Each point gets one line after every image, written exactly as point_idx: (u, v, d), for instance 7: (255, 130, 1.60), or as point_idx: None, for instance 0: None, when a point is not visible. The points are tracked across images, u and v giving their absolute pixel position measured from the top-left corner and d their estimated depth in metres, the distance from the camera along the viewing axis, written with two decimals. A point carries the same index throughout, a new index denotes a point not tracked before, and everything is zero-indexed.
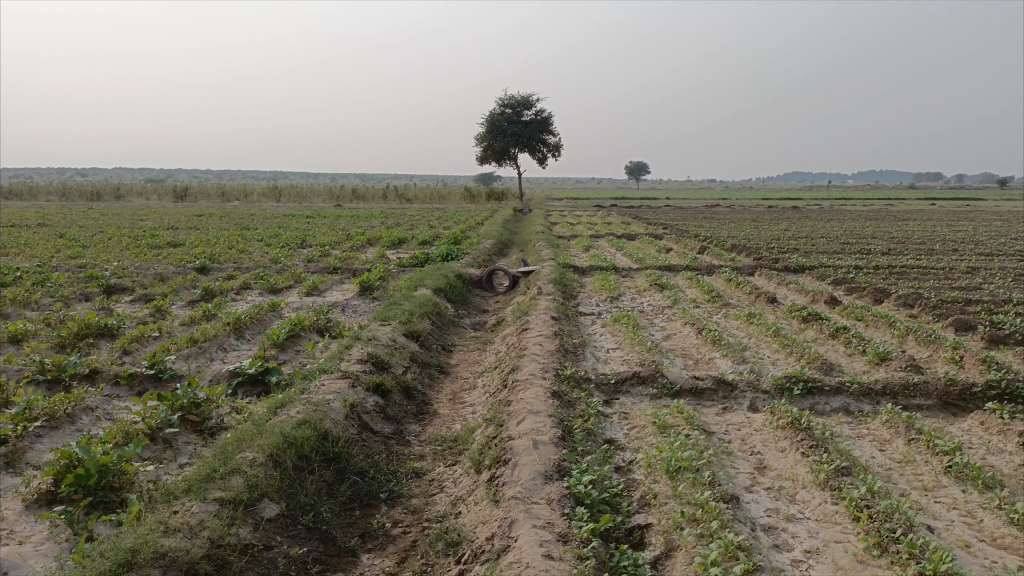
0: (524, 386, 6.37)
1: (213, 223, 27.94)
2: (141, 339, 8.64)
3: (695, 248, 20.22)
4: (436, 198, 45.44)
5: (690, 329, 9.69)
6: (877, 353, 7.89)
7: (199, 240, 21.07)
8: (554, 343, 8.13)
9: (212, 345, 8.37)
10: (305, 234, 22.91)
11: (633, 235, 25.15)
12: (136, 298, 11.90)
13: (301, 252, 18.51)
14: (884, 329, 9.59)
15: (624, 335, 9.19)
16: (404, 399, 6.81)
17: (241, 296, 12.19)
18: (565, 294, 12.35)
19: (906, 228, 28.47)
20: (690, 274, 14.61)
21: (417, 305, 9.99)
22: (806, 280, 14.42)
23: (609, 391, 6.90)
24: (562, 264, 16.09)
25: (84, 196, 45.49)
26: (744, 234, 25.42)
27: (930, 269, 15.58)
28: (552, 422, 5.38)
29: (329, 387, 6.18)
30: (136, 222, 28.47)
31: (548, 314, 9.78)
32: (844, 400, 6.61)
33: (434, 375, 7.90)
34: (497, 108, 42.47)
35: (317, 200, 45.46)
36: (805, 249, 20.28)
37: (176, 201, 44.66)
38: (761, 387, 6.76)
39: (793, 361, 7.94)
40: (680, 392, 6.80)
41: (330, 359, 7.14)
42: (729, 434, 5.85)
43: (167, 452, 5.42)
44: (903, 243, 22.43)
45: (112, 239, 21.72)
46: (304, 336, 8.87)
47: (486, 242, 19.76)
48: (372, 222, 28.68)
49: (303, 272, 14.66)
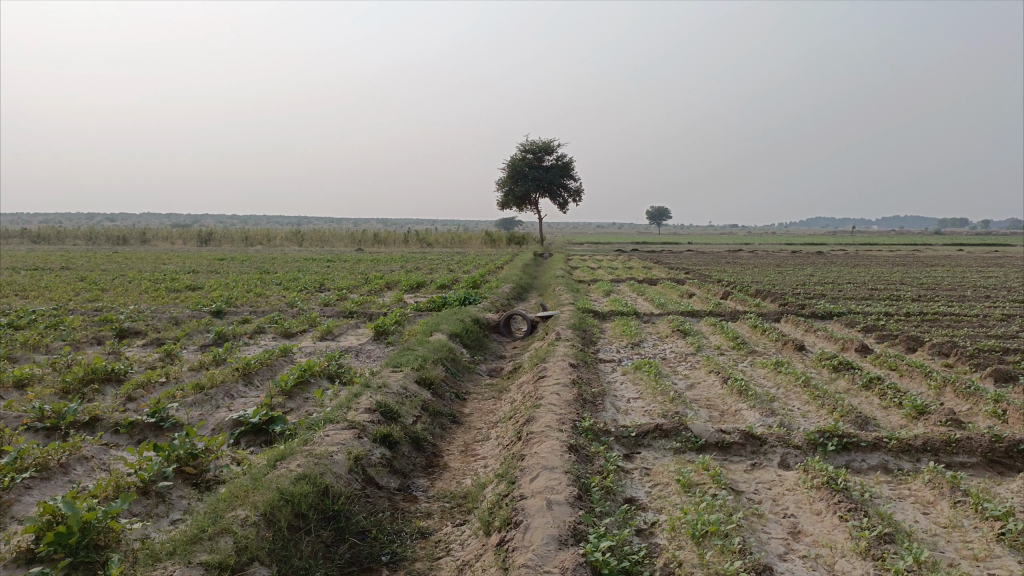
0: (538, 439, 6.02)
1: (234, 266, 28.03)
2: (147, 385, 8.42)
3: (717, 293, 19.86)
4: (457, 242, 45.47)
5: (714, 378, 9.30)
6: (915, 406, 7.45)
7: (218, 283, 21.04)
8: (572, 392, 7.79)
9: (219, 392, 8.11)
10: (324, 278, 22.83)
11: (655, 279, 24.82)
12: (148, 342, 11.75)
13: (318, 296, 18.38)
14: (919, 380, 9.14)
15: (646, 384, 8.82)
16: (414, 451, 6.48)
17: (254, 340, 12.00)
18: (585, 340, 12.03)
19: (934, 274, 27.88)
20: (713, 321, 14.23)
21: (431, 351, 9.70)
22: (834, 326, 13.99)
23: (629, 444, 6.53)
24: (582, 309, 15.79)
25: (111, 240, 46.07)
26: (768, 280, 24.98)
27: (963, 317, 15.07)
28: (567, 479, 5.02)
29: (333, 438, 5.87)
30: (159, 265, 28.65)
31: (566, 361, 9.44)
32: (881, 457, 6.19)
33: (446, 425, 7.57)
34: (518, 153, 42.68)
35: (339, 244, 45.69)
36: (832, 294, 19.83)
37: (200, 245, 45.11)
38: (792, 442, 6.35)
39: (825, 414, 7.52)
40: (705, 447, 6.42)
41: (337, 408, 6.84)
42: (758, 494, 5.45)
43: (160, 507, 5.12)
44: (933, 289, 21.88)
45: (133, 282, 21.77)
46: (314, 383, 8.60)
47: (505, 286, 19.53)
48: (392, 266, 28.63)
49: (319, 316, 14.48)
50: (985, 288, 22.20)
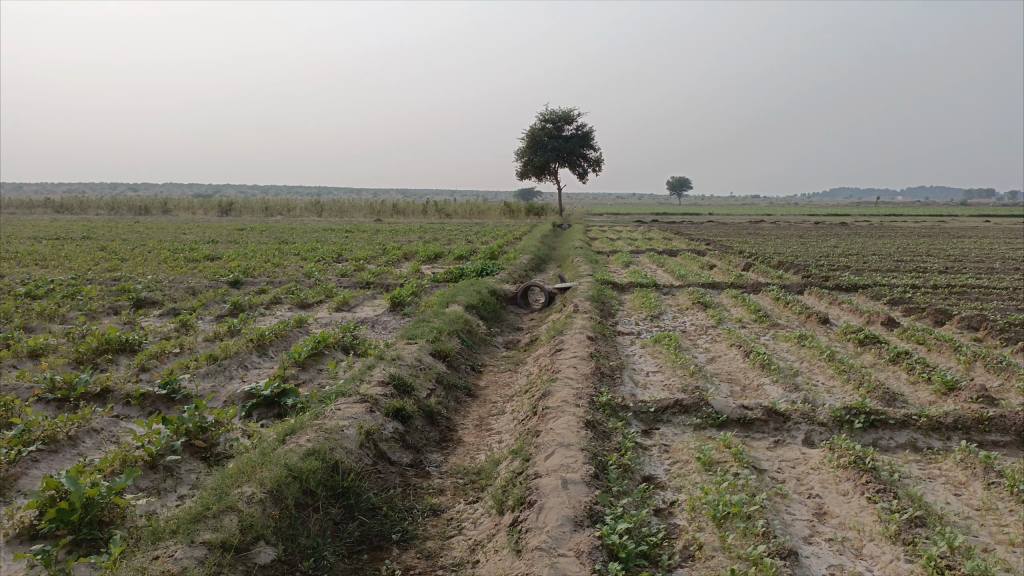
0: (555, 415, 5.85)
1: (253, 237, 28.00)
2: (161, 356, 8.36)
3: (739, 264, 19.54)
4: (476, 213, 45.20)
5: (736, 351, 9.08)
6: (945, 382, 7.19)
7: (236, 253, 21.01)
8: (590, 366, 7.62)
9: (232, 363, 8.02)
10: (342, 248, 22.74)
11: (676, 250, 24.49)
12: (165, 312, 11.71)
13: (336, 266, 18.28)
14: (948, 354, 8.87)
15: (666, 358, 8.62)
16: (427, 426, 6.35)
17: (270, 310, 11.92)
18: (603, 312, 11.83)
19: (962, 245, 27.29)
20: (735, 292, 13.97)
21: (447, 323, 9.55)
22: (859, 299, 13.68)
23: (648, 420, 6.35)
24: (601, 281, 15.56)
25: (132, 211, 46.23)
26: (791, 251, 24.57)
27: (993, 289, 14.67)
28: (584, 457, 4.85)
29: (345, 412, 5.74)
30: (178, 235, 28.72)
31: (584, 333, 9.26)
32: (911, 435, 5.97)
33: (461, 398, 7.44)
34: (537, 123, 42.20)
35: (358, 214, 45.56)
36: (857, 266, 19.43)
37: (220, 215, 45.18)
38: (817, 419, 6.14)
39: (850, 389, 7.28)
40: (727, 423, 6.23)
41: (350, 381, 6.72)
42: (782, 473, 5.27)
43: (167, 482, 5.04)
44: (961, 261, 21.40)
45: (152, 252, 21.79)
46: (328, 354, 8.49)
47: (523, 257, 19.32)
48: (411, 236, 28.48)
49: (335, 287, 14.38)
50: (1016, 260, 21.69)
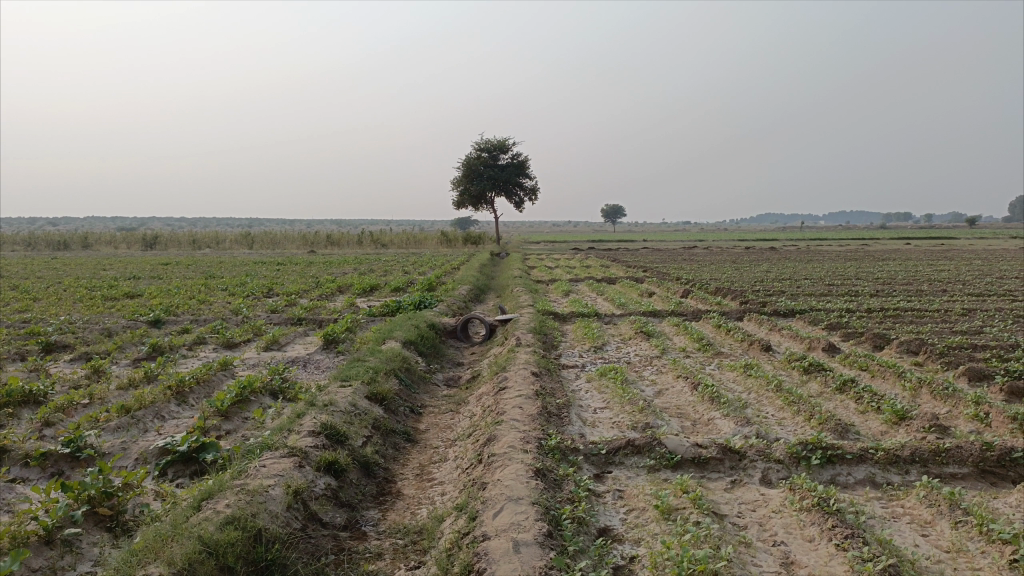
0: (501, 463, 5.44)
1: (178, 272, 26.84)
2: (68, 409, 7.63)
3: (678, 291, 19.55)
4: (412, 243, 44.64)
5: (683, 383, 8.84)
6: (895, 411, 7.08)
7: (159, 290, 20.00)
8: (535, 405, 7.24)
9: (147, 415, 7.38)
10: (273, 282, 21.94)
11: (614, 278, 24.45)
12: (76, 357, 10.87)
13: (266, 302, 17.52)
14: (893, 380, 8.81)
15: (613, 393, 8.31)
16: (363, 479, 5.86)
17: (193, 352, 11.21)
18: (546, 344, 11.50)
19: (887, 268, 28.14)
20: (676, 320, 13.85)
21: (383, 361, 9.06)
22: (798, 324, 13.71)
23: (600, 463, 6.00)
24: (542, 311, 15.26)
25: (51, 245, 44.10)
26: (727, 276, 24.81)
27: (925, 312, 14.95)
28: (536, 513, 4.45)
29: (271, 468, 5.21)
30: (98, 271, 27.36)
31: (528, 369, 8.89)
32: (868, 470, 5.78)
33: (399, 445, 6.96)
34: (472, 153, 42.10)
35: (291, 246, 44.46)
36: (791, 291, 19.66)
37: (145, 249, 43.46)
38: (773, 455, 5.90)
39: (802, 422, 7.09)
40: (681, 464, 5.92)
41: (277, 432, 6.18)
42: (743, 518, 4.97)
43: (66, 558, 4.42)
44: (890, 283, 21.92)
45: (68, 291, 20.56)
46: (254, 401, 7.91)
47: (461, 288, 18.90)
48: (345, 268, 27.76)
49: (264, 324, 13.69)
50: (940, 282, 22.36)
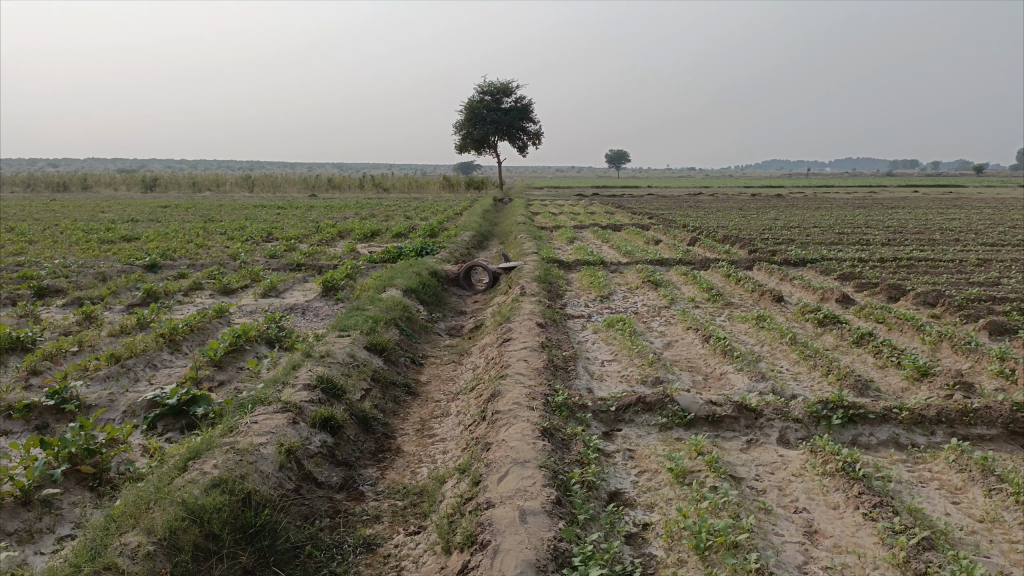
0: (506, 422, 5.15)
1: (177, 215, 26.42)
2: (56, 357, 7.36)
3: (685, 239, 19.15)
4: (414, 187, 44.02)
5: (694, 335, 8.53)
6: (917, 367, 6.79)
7: (156, 233, 19.62)
8: (541, 358, 6.95)
9: (138, 364, 7.11)
10: (272, 226, 21.53)
11: (620, 225, 24.02)
12: (68, 302, 10.56)
13: (264, 246, 17.17)
14: (911, 333, 8.52)
15: (621, 345, 8.01)
16: (361, 435, 5.59)
17: (189, 298, 10.91)
18: (551, 294, 11.19)
19: (898, 216, 27.65)
20: (685, 269, 13.49)
21: (383, 310, 8.75)
22: (810, 274, 13.37)
23: (609, 421, 5.73)
24: (546, 258, 14.90)
25: (50, 187, 43.57)
26: (734, 224, 24.31)
27: (939, 262, 14.54)
28: (543, 478, 4.18)
29: (263, 425, 4.93)
30: (96, 214, 26.91)
31: (533, 319, 8.59)
32: (892, 431, 5.50)
33: (399, 398, 6.69)
34: (475, 95, 41.14)
35: (292, 189, 43.87)
36: (801, 239, 19.27)
37: (145, 191, 42.90)
38: (792, 414, 5.60)
39: (819, 377, 6.81)
40: (695, 422, 5.64)
41: (271, 385, 5.89)
42: (761, 481, 4.69)
43: (45, 520, 4.17)
44: (902, 232, 21.50)
45: (64, 233, 20.18)
46: (249, 350, 7.62)
47: (464, 234, 18.49)
48: (346, 213, 27.30)
49: (262, 270, 13.36)
50: (952, 231, 21.94)
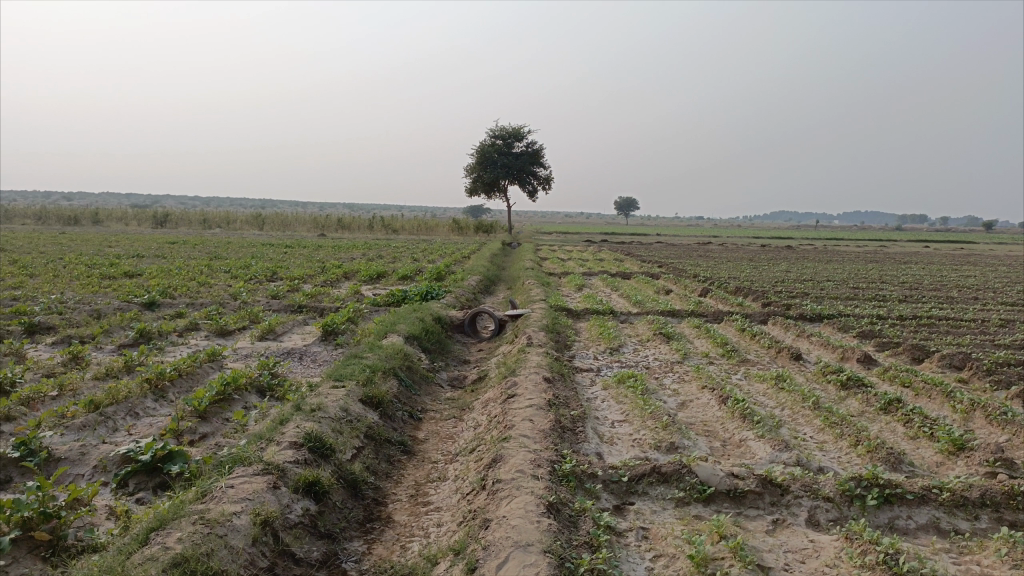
0: (507, 495, 4.67)
1: (184, 251, 26.19)
2: (33, 402, 6.90)
3: (696, 289, 18.73)
4: (424, 229, 43.87)
5: (709, 395, 8.04)
6: (952, 439, 6.29)
7: (159, 270, 19.31)
8: (548, 418, 6.47)
9: (119, 412, 6.67)
10: (277, 265, 21.22)
11: (629, 273, 23.63)
12: (58, 340, 10.14)
13: (267, 286, 16.80)
14: (940, 400, 8.01)
15: (632, 404, 7.53)
16: (348, 502, 5.12)
17: (182, 339, 10.49)
18: (558, 344, 10.73)
19: (912, 271, 27.24)
20: (697, 322, 13.03)
21: (382, 359, 8.30)
22: (827, 330, 12.89)
23: (620, 493, 5.24)
24: (554, 306, 14.47)
25: (61, 220, 43.57)
26: (745, 275, 23.91)
27: (960, 322, 14.06)
28: (548, 568, 3.70)
29: (240, 490, 4.46)
30: (103, 248, 26.74)
31: (540, 373, 8.12)
32: (932, 514, 5.01)
33: (394, 458, 6.22)
34: (486, 139, 41.25)
35: (302, 228, 43.75)
36: (816, 293, 18.82)
37: (155, 227, 42.86)
38: (822, 492, 5.11)
39: (847, 448, 6.31)
40: (715, 498, 5.14)
41: (255, 442, 5.43)
42: (791, 572, 4.20)
43: None
44: (918, 288, 21.04)
45: (66, 267, 19.87)
46: (238, 399, 7.16)
47: (471, 279, 18.08)
48: (353, 253, 27.05)
49: (261, 311, 12.96)
50: (970, 288, 21.48)
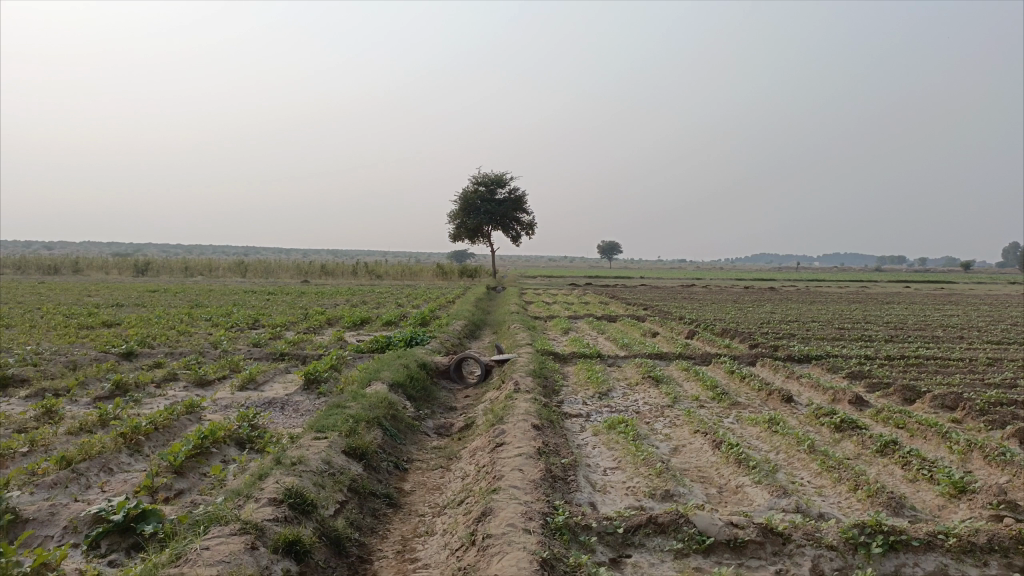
0: (500, 552, 4.46)
1: (165, 300, 25.86)
2: (2, 459, 6.61)
3: (682, 332, 18.64)
4: (408, 275, 43.74)
5: (703, 439, 7.86)
6: (952, 482, 6.15)
7: (138, 319, 18.98)
8: (539, 467, 6.27)
9: (91, 468, 6.39)
10: (260, 313, 20.94)
11: (614, 316, 23.55)
12: (31, 393, 9.83)
13: (248, 334, 16.53)
14: (935, 441, 7.88)
15: (624, 451, 7.34)
16: (331, 560, 4.87)
17: (161, 390, 10.20)
18: (546, 389, 10.55)
19: (896, 311, 27.36)
20: (685, 365, 12.89)
21: (366, 407, 8.07)
22: (816, 371, 12.79)
23: (616, 545, 5.03)
24: (541, 351, 14.30)
25: (40, 269, 43.06)
26: (730, 317, 23.89)
27: (948, 361, 14.02)
28: None
29: (216, 551, 4.22)
30: (81, 298, 26.36)
31: (529, 420, 7.92)
32: (939, 561, 4.84)
33: (379, 512, 5.98)
34: (470, 185, 41.47)
35: (285, 275, 43.50)
36: (802, 334, 18.77)
37: (135, 276, 42.45)
38: (825, 540, 4.93)
39: (847, 493, 6.14)
40: (714, 549, 4.94)
41: (234, 498, 5.19)
42: None
43: None
44: (903, 328, 21.08)
45: (43, 318, 19.51)
46: (216, 453, 6.90)
47: (456, 324, 17.88)
48: (337, 300, 26.83)
49: (242, 360, 12.69)
50: (954, 327, 21.54)
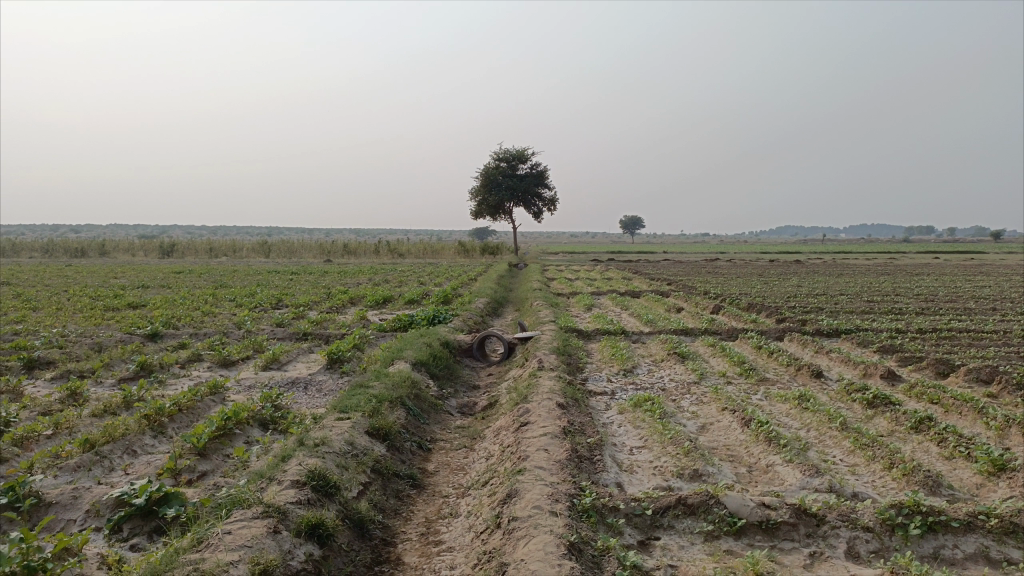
0: (525, 536, 4.36)
1: (189, 280, 26.01)
2: (27, 442, 6.62)
3: (707, 307, 18.40)
4: (430, 252, 43.69)
5: (731, 417, 7.70)
6: (991, 459, 5.95)
7: (163, 300, 19.09)
8: (564, 447, 6.15)
9: (115, 451, 6.38)
10: (283, 292, 20.98)
11: (638, 291, 23.32)
12: (57, 375, 9.89)
13: (272, 314, 16.55)
14: (972, 416, 7.66)
15: (651, 429, 7.21)
16: (355, 544, 4.81)
17: (184, 372, 10.22)
18: (570, 367, 10.43)
19: (925, 283, 26.84)
20: (711, 340, 12.70)
21: (389, 387, 7.99)
22: (845, 346, 12.54)
23: (644, 527, 4.92)
24: (564, 328, 14.15)
25: (68, 252, 43.50)
26: (756, 291, 23.56)
27: (981, 334, 13.70)
28: None
29: (238, 536, 4.16)
30: (108, 280, 26.63)
31: (553, 399, 7.80)
32: (980, 542, 4.67)
33: (403, 493, 5.91)
34: (490, 162, 41.22)
35: (308, 254, 43.63)
36: (830, 308, 18.46)
37: (161, 257, 42.76)
38: (860, 522, 4.78)
39: (881, 471, 5.97)
40: (746, 530, 4.81)
41: (256, 480, 5.14)
42: None
43: None
44: (934, 300, 20.67)
45: (70, 300, 19.67)
46: (239, 434, 6.87)
47: (478, 302, 17.78)
48: (359, 279, 26.81)
49: (266, 340, 12.70)
50: (987, 299, 21.08)
